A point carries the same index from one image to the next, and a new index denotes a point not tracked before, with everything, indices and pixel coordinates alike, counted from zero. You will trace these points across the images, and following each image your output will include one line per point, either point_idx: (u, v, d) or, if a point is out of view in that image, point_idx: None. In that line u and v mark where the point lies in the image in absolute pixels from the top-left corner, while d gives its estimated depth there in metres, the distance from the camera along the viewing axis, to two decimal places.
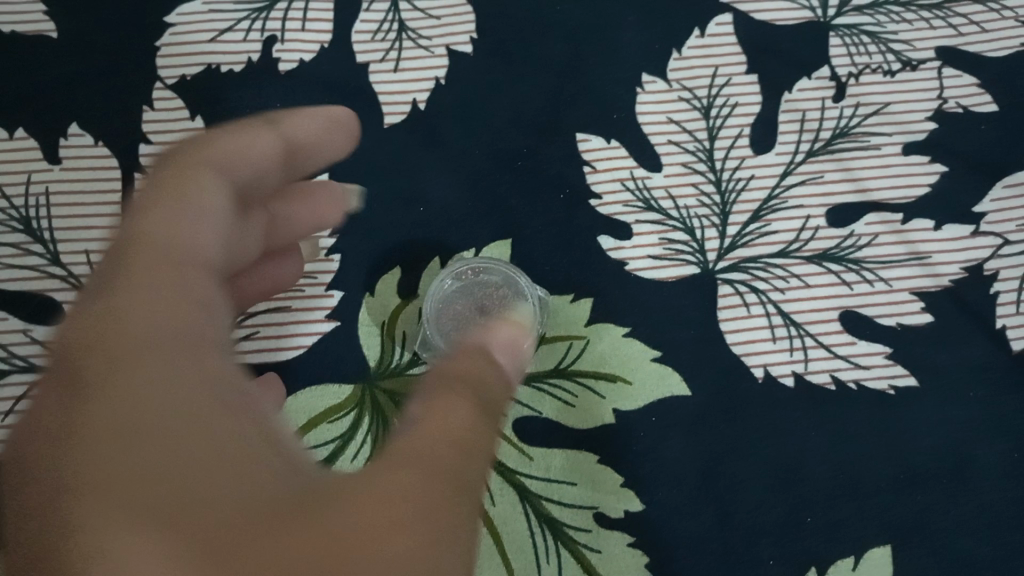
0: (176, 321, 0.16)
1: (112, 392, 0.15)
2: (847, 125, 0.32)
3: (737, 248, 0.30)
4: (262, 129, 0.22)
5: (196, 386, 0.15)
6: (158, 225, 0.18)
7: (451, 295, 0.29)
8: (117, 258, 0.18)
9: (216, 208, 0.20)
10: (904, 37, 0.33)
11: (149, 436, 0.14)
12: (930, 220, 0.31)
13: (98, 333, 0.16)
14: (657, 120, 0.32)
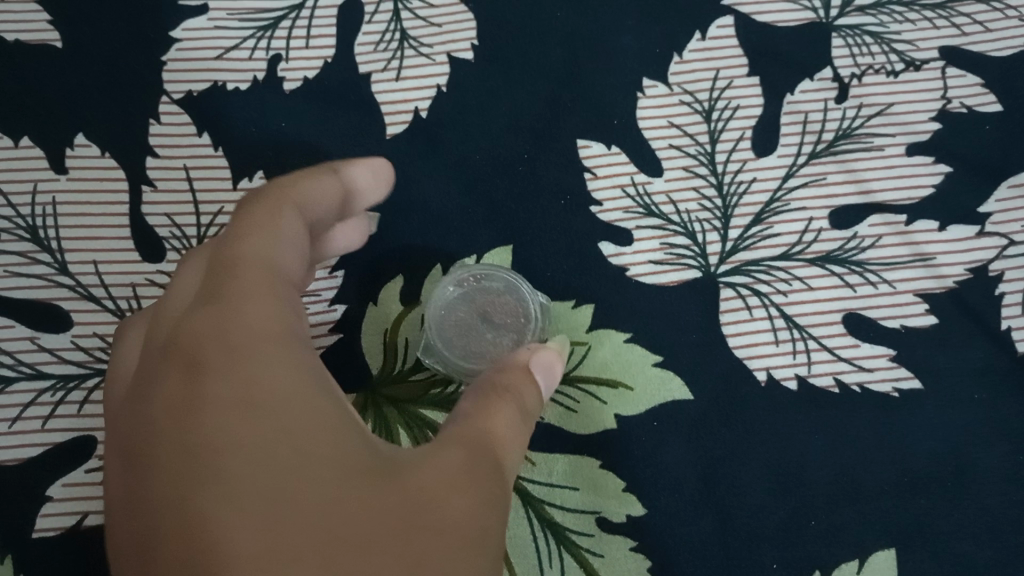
0: (261, 331, 0.18)
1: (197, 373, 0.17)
2: (850, 126, 0.32)
3: (738, 252, 0.30)
4: (317, 176, 0.26)
5: (265, 370, 0.17)
6: (254, 260, 0.21)
7: (454, 301, 0.29)
8: (217, 286, 0.20)
9: (296, 235, 0.23)
10: (908, 37, 0.33)
11: (262, 435, 0.16)
12: (934, 221, 0.31)
13: (191, 340, 0.18)
14: (658, 125, 0.32)
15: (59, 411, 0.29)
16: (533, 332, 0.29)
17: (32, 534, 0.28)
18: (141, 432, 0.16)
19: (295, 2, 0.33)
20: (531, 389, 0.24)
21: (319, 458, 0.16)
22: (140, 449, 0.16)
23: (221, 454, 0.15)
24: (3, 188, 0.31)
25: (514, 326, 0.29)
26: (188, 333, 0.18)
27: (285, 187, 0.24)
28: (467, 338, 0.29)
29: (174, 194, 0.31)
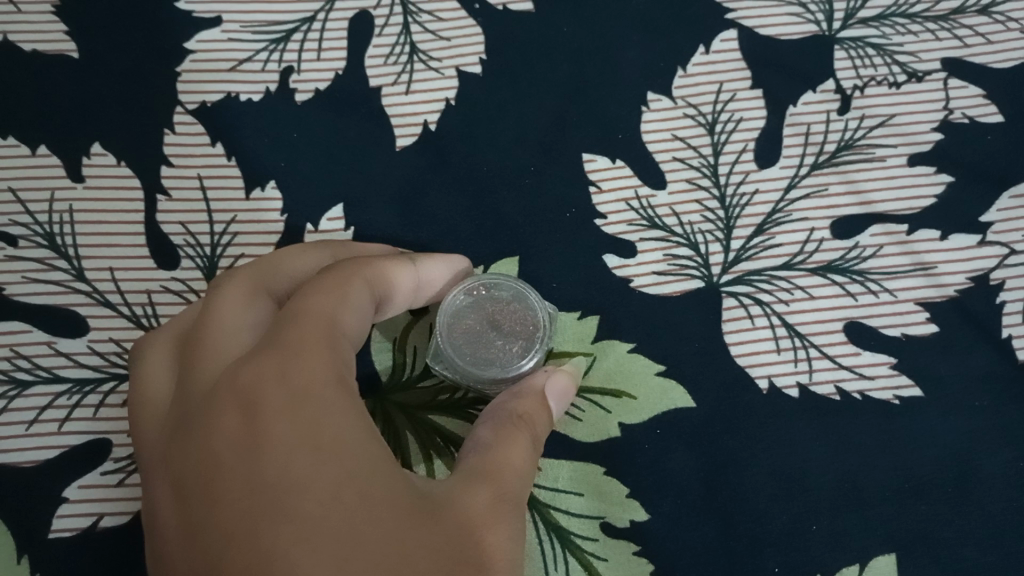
0: (312, 375, 0.22)
1: (261, 414, 0.21)
2: (853, 137, 0.32)
3: (741, 261, 0.31)
4: (397, 268, 0.27)
5: (318, 415, 0.21)
6: (306, 309, 0.24)
7: (463, 309, 0.29)
8: (265, 341, 0.23)
9: (361, 302, 0.25)
10: (910, 48, 0.33)
11: (313, 481, 0.20)
12: (935, 230, 0.31)
13: (251, 381, 0.22)
14: (663, 136, 0.32)
15: (75, 414, 0.29)
16: (542, 341, 0.29)
17: (47, 535, 0.28)
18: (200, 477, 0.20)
19: (306, 15, 0.34)
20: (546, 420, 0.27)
21: (358, 504, 0.20)
22: (207, 494, 0.20)
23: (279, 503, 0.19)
24: (22, 195, 0.31)
25: (525, 334, 0.29)
26: (236, 386, 0.22)
27: (366, 273, 0.26)
28: (477, 348, 0.29)
29: (189, 203, 0.32)
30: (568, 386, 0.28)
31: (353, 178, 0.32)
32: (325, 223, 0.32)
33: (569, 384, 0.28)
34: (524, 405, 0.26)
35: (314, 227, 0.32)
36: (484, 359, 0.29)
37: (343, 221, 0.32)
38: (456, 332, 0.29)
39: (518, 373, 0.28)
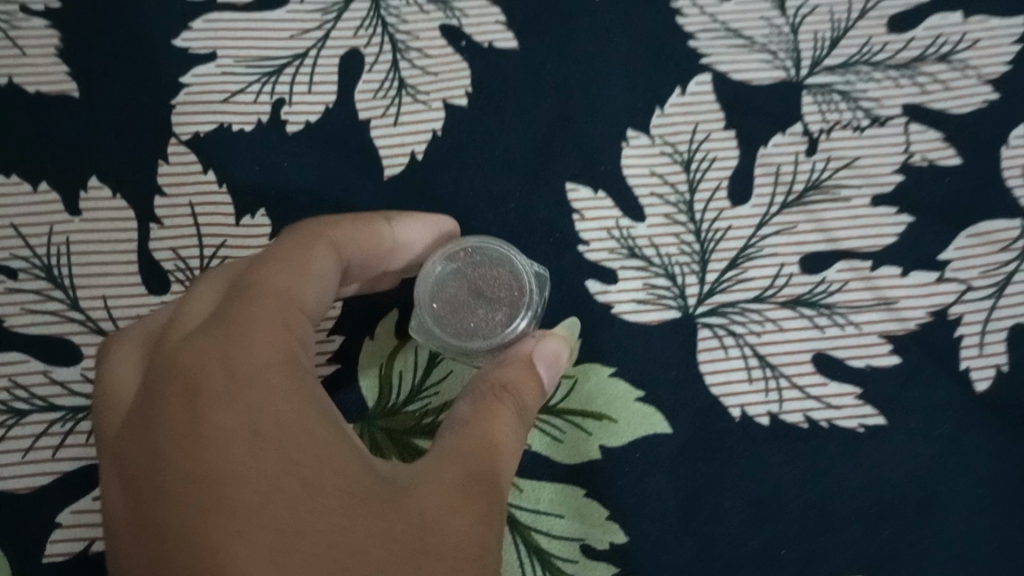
0: (261, 364, 0.23)
1: (207, 406, 0.22)
2: (819, 178, 0.34)
3: (715, 293, 0.32)
4: (372, 229, 0.29)
5: (264, 409, 0.22)
6: (267, 287, 0.25)
7: (447, 276, 0.30)
8: (219, 320, 0.24)
9: (326, 271, 0.27)
10: (874, 94, 0.35)
11: (252, 475, 0.21)
12: (897, 266, 0.33)
13: (198, 371, 0.23)
14: (642, 172, 0.34)
15: (68, 440, 0.30)
16: (527, 304, 0.29)
17: (41, 560, 0.29)
18: (151, 482, 0.22)
19: (298, 51, 0.35)
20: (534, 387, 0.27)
21: (300, 508, 0.21)
22: (157, 500, 0.21)
23: (218, 520, 0.20)
24: (20, 227, 0.32)
25: (508, 299, 0.29)
26: (188, 377, 0.23)
27: (332, 234, 0.28)
28: (457, 315, 0.29)
29: (180, 230, 0.33)
30: (558, 354, 0.28)
31: (342, 209, 0.33)
32: None
33: (561, 349, 0.28)
34: (509, 375, 0.27)
35: None
36: (469, 328, 0.29)
37: None
38: (435, 299, 0.29)
39: (503, 336, 0.29)
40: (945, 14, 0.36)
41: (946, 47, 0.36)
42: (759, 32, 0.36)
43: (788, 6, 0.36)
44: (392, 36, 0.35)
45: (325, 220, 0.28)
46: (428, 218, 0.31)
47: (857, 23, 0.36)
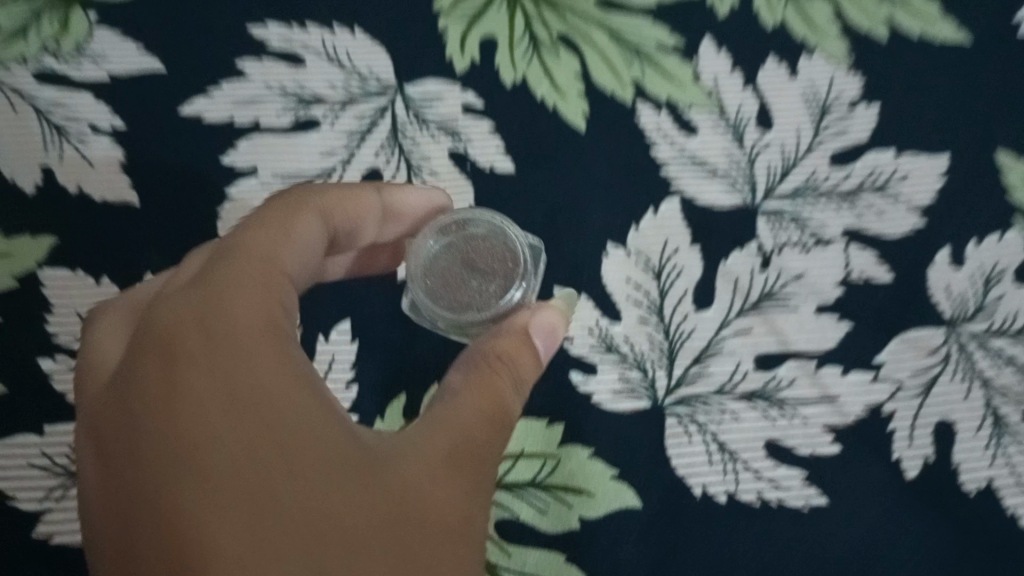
0: (241, 328, 0.27)
1: (188, 368, 0.26)
2: (772, 288, 0.40)
3: (681, 385, 0.38)
4: (365, 197, 0.34)
5: (243, 370, 0.26)
6: (255, 253, 0.29)
7: (443, 249, 0.35)
8: (203, 280, 0.27)
9: (310, 236, 0.31)
10: (819, 219, 0.41)
11: (229, 437, 0.25)
12: (838, 365, 0.38)
13: (182, 332, 0.26)
14: (619, 280, 0.39)
15: None
16: (519, 272, 0.35)
17: None
18: (131, 454, 0.25)
19: (325, 169, 0.41)
20: (524, 350, 0.31)
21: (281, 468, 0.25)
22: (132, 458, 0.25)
23: (201, 491, 0.24)
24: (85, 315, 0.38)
25: (500, 270, 0.35)
26: (168, 340, 0.26)
27: (321, 199, 0.32)
28: (455, 286, 0.34)
29: None
30: (555, 325, 0.33)
31: (359, 304, 0.39)
32: (334, 334, 0.38)
33: (557, 321, 0.33)
34: (502, 346, 0.31)
35: (325, 338, 0.38)
36: (468, 297, 0.34)
37: (349, 333, 0.38)
38: (428, 273, 0.35)
39: (502, 300, 0.34)
40: (879, 151, 0.43)
41: (881, 179, 0.42)
42: (720, 162, 0.42)
43: (746, 140, 0.42)
44: (407, 156, 0.41)
45: (315, 186, 0.32)
46: (417, 189, 0.36)
47: (804, 156, 0.42)
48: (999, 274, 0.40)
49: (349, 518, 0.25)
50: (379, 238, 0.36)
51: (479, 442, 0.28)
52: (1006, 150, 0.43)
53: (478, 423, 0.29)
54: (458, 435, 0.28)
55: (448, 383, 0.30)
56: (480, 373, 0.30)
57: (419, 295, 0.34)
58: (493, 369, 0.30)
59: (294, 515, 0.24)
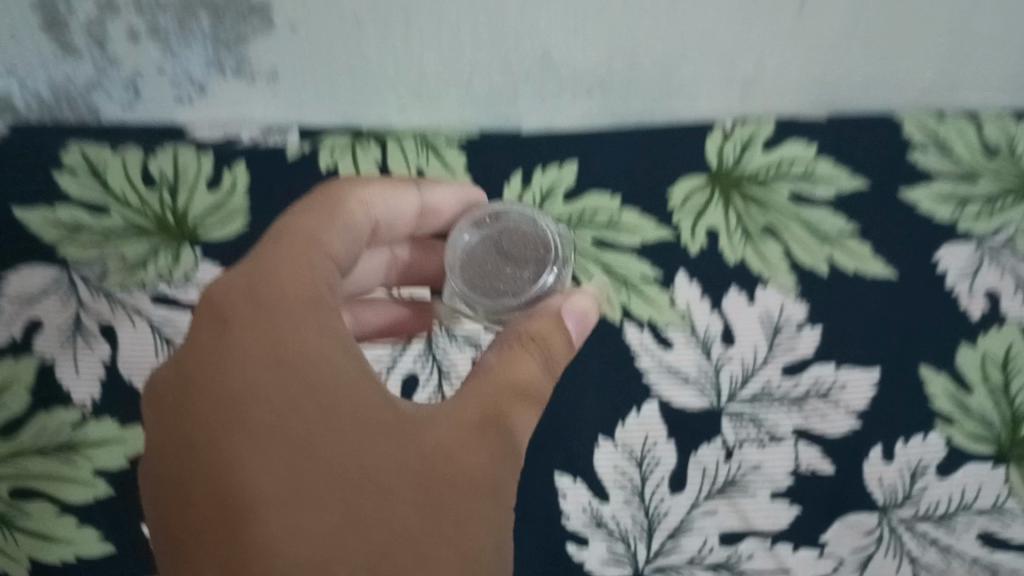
0: (286, 294, 0.39)
1: (247, 331, 0.38)
2: (736, 475, 0.53)
3: (659, 556, 0.52)
4: (406, 191, 0.47)
5: (289, 330, 0.38)
6: (302, 233, 0.41)
7: (480, 240, 0.48)
8: (256, 262, 0.40)
9: (350, 219, 0.44)
10: (774, 420, 0.54)
11: (274, 390, 0.37)
12: (790, 542, 0.52)
13: (241, 300, 0.39)
14: (607, 466, 0.53)
15: None
16: (548, 261, 0.47)
17: None
18: (203, 407, 0.37)
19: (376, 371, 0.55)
20: (551, 330, 0.42)
21: (320, 418, 0.37)
22: (203, 406, 0.37)
23: (251, 425, 0.37)
24: None
25: (531, 256, 0.47)
26: (228, 313, 0.38)
27: (357, 193, 0.45)
28: (492, 269, 0.47)
29: None
30: (586, 312, 0.45)
31: None
32: None
33: (587, 305, 0.45)
34: (539, 327, 0.42)
35: None
36: (501, 280, 0.46)
37: None
38: (466, 259, 0.48)
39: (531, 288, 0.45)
40: (822, 365, 0.55)
41: (824, 388, 0.54)
42: (692, 371, 0.55)
43: (712, 353, 0.55)
44: (438, 364, 0.56)
45: (360, 180, 0.46)
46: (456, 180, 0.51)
47: (760, 366, 0.55)
48: (922, 468, 0.53)
49: (374, 470, 0.37)
50: (418, 231, 0.51)
51: (500, 418, 0.39)
52: (928, 364, 0.55)
53: (502, 403, 0.39)
54: (477, 411, 0.39)
55: (485, 361, 0.41)
56: (513, 350, 0.41)
57: (461, 276, 0.47)
58: (525, 347, 0.41)
59: (324, 466, 0.37)
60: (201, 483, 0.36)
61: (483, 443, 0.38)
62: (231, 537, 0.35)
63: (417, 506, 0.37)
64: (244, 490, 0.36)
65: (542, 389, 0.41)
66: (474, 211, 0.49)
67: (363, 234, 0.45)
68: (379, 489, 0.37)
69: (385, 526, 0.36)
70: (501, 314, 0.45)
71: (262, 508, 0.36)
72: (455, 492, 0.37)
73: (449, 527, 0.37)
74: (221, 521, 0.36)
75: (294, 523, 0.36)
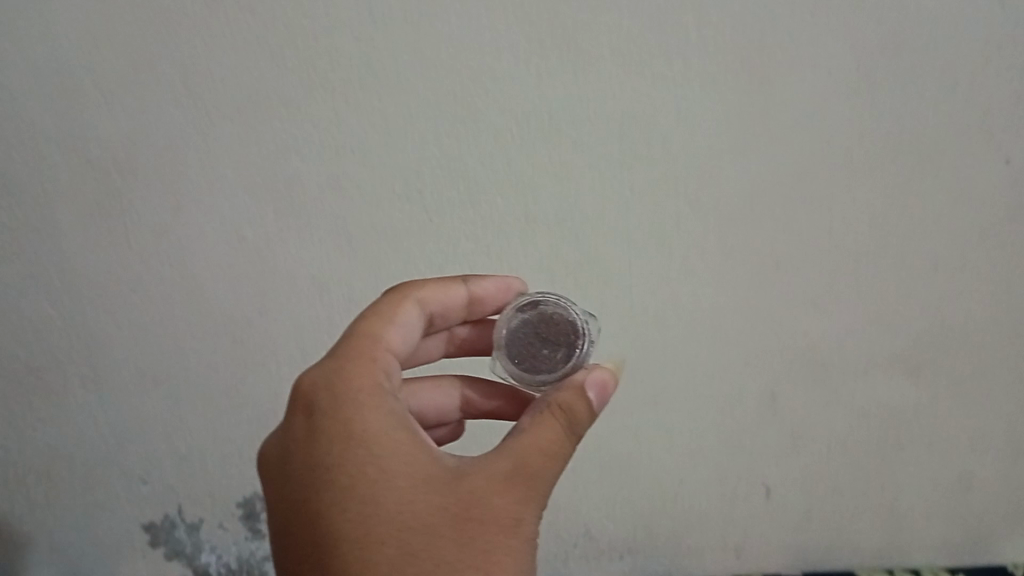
0: (353, 379, 0.54)
1: (325, 411, 0.53)
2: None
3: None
4: (454, 288, 0.66)
5: (355, 409, 0.53)
6: (368, 334, 0.58)
7: (519, 324, 0.64)
8: (335, 357, 0.56)
9: (410, 319, 0.62)
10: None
11: (346, 458, 0.52)
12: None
13: (320, 385, 0.54)
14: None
15: None
16: (578, 346, 0.62)
17: None
18: (300, 473, 0.53)
19: None
20: (578, 401, 0.54)
21: (378, 475, 0.51)
22: (301, 472, 0.53)
23: (333, 485, 0.51)
24: None
25: (563, 341, 0.62)
26: (313, 399, 0.54)
27: (419, 293, 0.63)
28: (532, 352, 0.62)
29: None
30: (604, 381, 0.56)
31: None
32: None
33: (608, 381, 0.56)
34: (565, 400, 0.54)
35: None
36: (541, 362, 0.62)
37: None
38: (512, 337, 0.64)
39: (561, 371, 0.61)
40: None
41: None
42: None
43: None
44: None
45: (419, 282, 0.64)
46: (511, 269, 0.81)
47: None
48: None
49: (428, 512, 0.50)
50: (471, 317, 0.68)
51: (528, 470, 0.51)
52: None
53: (526, 460, 0.52)
54: (512, 463, 0.52)
55: (522, 424, 0.54)
56: (543, 416, 0.53)
57: (507, 353, 0.63)
58: (554, 414, 0.53)
59: (389, 511, 0.50)
60: (311, 532, 0.51)
61: (512, 489, 0.51)
62: (322, 564, 0.50)
63: (458, 538, 0.49)
64: (332, 533, 0.50)
65: (566, 446, 0.53)
66: (520, 297, 0.65)
67: (420, 323, 0.63)
68: (431, 528, 0.50)
69: (436, 556, 0.49)
70: (537, 385, 0.61)
71: (340, 543, 0.50)
72: (495, 528, 0.50)
73: (490, 552, 0.49)
74: (316, 553, 0.50)
75: (363, 552, 0.49)
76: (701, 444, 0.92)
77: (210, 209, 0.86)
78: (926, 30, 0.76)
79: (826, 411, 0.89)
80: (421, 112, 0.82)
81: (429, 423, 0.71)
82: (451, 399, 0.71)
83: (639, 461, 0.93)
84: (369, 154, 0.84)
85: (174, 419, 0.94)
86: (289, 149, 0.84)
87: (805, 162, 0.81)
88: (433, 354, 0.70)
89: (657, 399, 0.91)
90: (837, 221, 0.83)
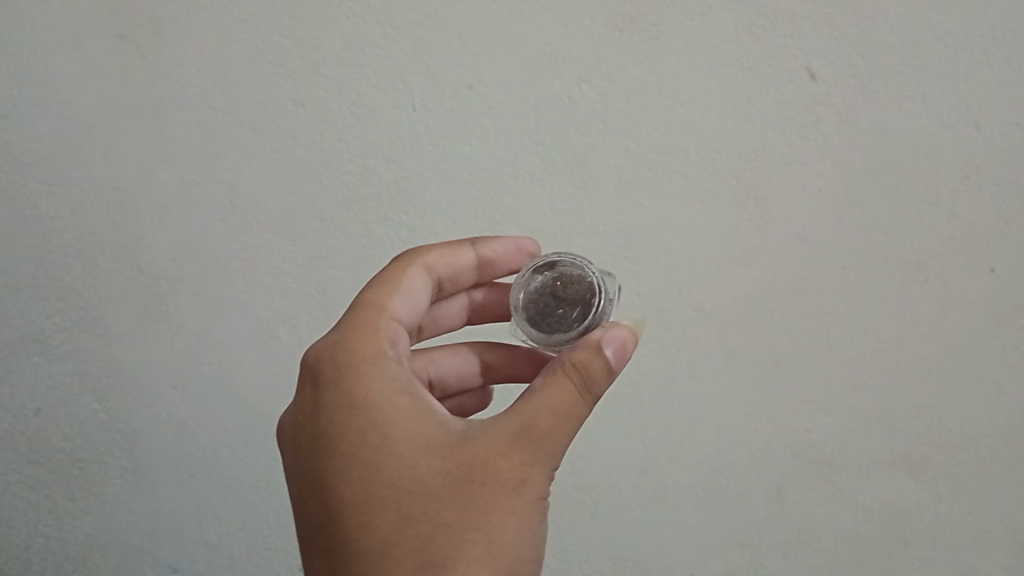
0: (356, 354, 0.62)
1: (332, 382, 0.61)
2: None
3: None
4: (462, 252, 0.75)
5: (359, 379, 0.61)
6: (372, 309, 0.66)
7: (539, 284, 0.69)
8: (342, 332, 0.64)
9: (417, 288, 0.71)
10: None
11: (350, 427, 0.59)
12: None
13: (326, 359, 0.63)
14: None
15: None
16: (595, 304, 0.66)
17: None
18: (310, 441, 0.61)
19: None
20: (597, 359, 0.58)
21: (382, 442, 0.59)
22: (311, 442, 0.61)
23: (339, 452, 0.59)
24: None
25: (581, 300, 0.67)
26: (321, 371, 0.62)
27: (423, 259, 0.72)
28: (552, 314, 0.67)
29: None
30: (623, 340, 0.59)
31: None
32: None
33: (624, 337, 0.59)
34: (583, 359, 0.58)
35: None
36: (560, 324, 0.66)
37: None
38: (531, 300, 0.68)
39: (578, 331, 0.65)
40: None
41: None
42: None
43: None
44: None
45: (424, 250, 0.73)
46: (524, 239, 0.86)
47: None
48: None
49: (428, 475, 0.58)
50: (485, 277, 0.77)
51: (535, 430, 0.57)
52: None
53: (533, 421, 0.57)
54: (515, 426, 0.58)
55: (538, 384, 0.59)
56: (558, 376, 0.58)
57: (526, 315, 0.68)
58: (570, 373, 0.58)
59: (391, 474, 0.58)
60: (320, 496, 0.59)
61: (517, 449, 0.57)
62: (331, 526, 0.58)
63: (460, 500, 0.57)
64: (337, 497, 0.58)
65: (580, 405, 0.58)
66: (538, 259, 0.70)
67: (428, 286, 0.72)
68: (431, 491, 0.57)
69: (433, 517, 0.57)
70: (555, 345, 0.66)
71: (345, 508, 0.58)
72: (493, 489, 0.57)
73: (488, 512, 0.56)
74: (325, 514, 0.59)
75: (367, 514, 0.57)
76: (709, 521, 0.94)
77: (229, 194, 0.91)
78: (906, 81, 0.83)
79: (831, 507, 0.92)
80: (435, 162, 0.89)
81: (454, 389, 0.79)
82: (472, 364, 0.79)
83: (647, 553, 0.96)
84: (393, 224, 0.91)
85: (185, 395, 0.96)
86: (318, 217, 0.91)
87: (792, 180, 0.85)
88: (454, 320, 0.79)
89: (665, 474, 0.94)
90: (833, 319, 0.88)
